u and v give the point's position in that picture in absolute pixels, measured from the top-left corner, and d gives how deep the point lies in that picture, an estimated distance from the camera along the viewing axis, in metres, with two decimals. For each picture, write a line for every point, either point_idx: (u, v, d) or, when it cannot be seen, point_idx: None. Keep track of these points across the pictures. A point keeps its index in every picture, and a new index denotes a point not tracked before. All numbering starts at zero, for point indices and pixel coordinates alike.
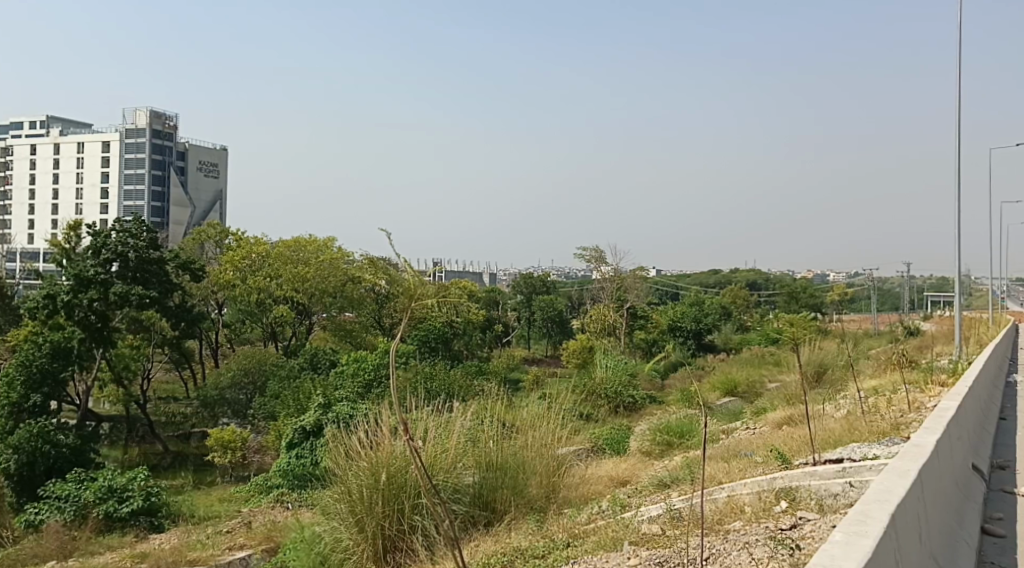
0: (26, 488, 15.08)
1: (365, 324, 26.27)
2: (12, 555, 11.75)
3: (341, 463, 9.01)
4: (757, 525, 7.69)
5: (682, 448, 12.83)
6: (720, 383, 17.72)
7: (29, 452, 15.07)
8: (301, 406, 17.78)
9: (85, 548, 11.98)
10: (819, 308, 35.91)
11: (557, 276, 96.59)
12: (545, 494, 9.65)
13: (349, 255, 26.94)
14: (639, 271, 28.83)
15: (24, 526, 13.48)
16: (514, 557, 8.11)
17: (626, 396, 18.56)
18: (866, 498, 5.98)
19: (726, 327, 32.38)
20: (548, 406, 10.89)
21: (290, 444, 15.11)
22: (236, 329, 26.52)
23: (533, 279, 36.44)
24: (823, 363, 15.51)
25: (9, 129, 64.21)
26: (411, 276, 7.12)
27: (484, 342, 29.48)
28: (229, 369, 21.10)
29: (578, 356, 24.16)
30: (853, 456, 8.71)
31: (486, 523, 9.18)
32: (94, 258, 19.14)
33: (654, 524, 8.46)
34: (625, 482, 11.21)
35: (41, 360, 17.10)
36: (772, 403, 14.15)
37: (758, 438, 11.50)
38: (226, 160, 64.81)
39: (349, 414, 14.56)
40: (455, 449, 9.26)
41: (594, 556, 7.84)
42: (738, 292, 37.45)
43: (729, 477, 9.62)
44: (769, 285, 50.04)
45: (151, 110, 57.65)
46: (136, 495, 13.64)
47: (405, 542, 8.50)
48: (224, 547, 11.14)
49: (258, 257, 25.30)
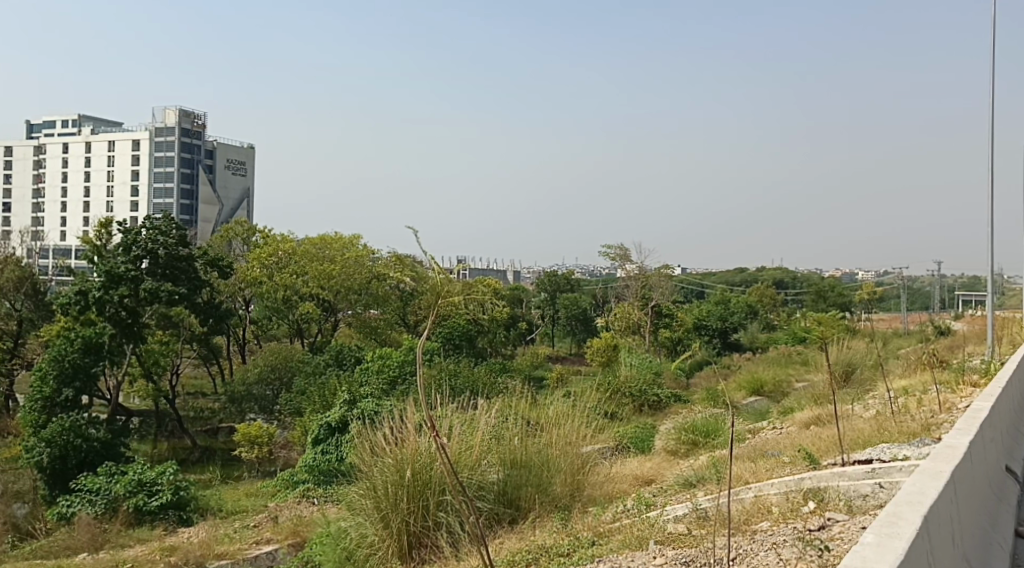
0: (58, 481, 15.27)
1: (390, 321, 26.40)
2: (44, 549, 11.89)
3: (367, 459, 9.07)
4: (785, 525, 7.66)
5: (707, 448, 12.79)
6: (747, 383, 17.64)
7: (62, 445, 15.26)
8: (328, 402, 17.91)
9: (117, 540, 12.11)
10: (848, 307, 35.62)
11: (582, 273, 96.49)
12: (570, 492, 9.64)
13: (374, 252, 26.90)
14: (666, 270, 28.64)
15: (57, 518, 13.70)
16: (539, 555, 8.12)
17: (650, 395, 18.50)
18: (897, 499, 5.95)
19: (754, 326, 32.21)
20: (573, 404, 10.90)
21: (316, 440, 15.20)
22: (263, 326, 26.71)
23: (557, 278, 36.31)
24: (851, 362, 15.46)
25: (42, 128, 64.90)
26: (438, 273, 7.19)
27: (508, 340, 29.52)
28: (256, 365, 21.23)
29: (602, 353, 24.08)
30: (883, 456, 8.67)
31: (511, 520, 9.21)
32: (126, 254, 19.32)
33: (680, 524, 8.45)
34: (651, 481, 11.19)
35: (73, 355, 17.31)
36: (799, 402, 14.08)
37: (785, 438, 11.45)
38: (253, 158, 65.19)
39: (375, 412, 14.62)
40: (479, 446, 9.29)
41: (619, 555, 7.83)
42: (765, 291, 37.26)
43: (756, 477, 9.60)
44: (796, 283, 49.66)
45: (181, 109, 58.12)
46: (165, 489, 13.76)
47: (430, 538, 8.54)
48: (251, 541, 11.23)
49: (285, 254, 25.64)
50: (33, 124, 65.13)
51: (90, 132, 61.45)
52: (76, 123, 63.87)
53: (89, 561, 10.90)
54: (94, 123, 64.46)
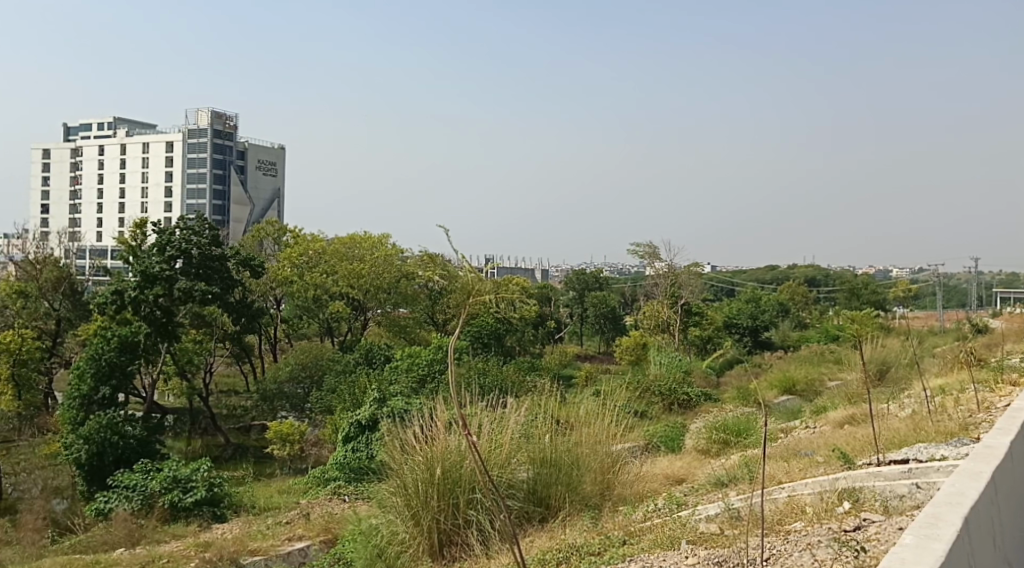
0: (96, 478, 15.43)
1: (419, 320, 26.48)
2: (82, 544, 12.06)
3: (397, 457, 9.13)
4: (820, 525, 7.61)
5: (739, 447, 12.73)
6: (779, 381, 17.53)
7: (99, 442, 15.44)
8: (357, 400, 18.02)
9: (153, 536, 12.23)
10: (882, 304, 35.29)
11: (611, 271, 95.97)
12: (599, 491, 9.65)
13: (402, 251, 26.93)
14: (695, 267, 27.99)
15: (95, 513, 13.96)
16: (569, 553, 8.13)
17: (680, 393, 18.42)
18: (935, 500, 5.92)
19: (785, 323, 32.01)
20: (602, 402, 10.86)
21: (346, 438, 15.30)
22: (294, 324, 26.93)
23: (585, 276, 36.07)
24: (885, 360, 15.29)
25: (78, 130, 65.57)
26: (470, 272, 7.33)
27: (537, 338, 29.55)
28: (287, 363, 21.40)
29: (631, 353, 23.98)
30: (920, 456, 8.58)
31: (542, 519, 9.25)
32: (160, 254, 19.49)
33: (713, 523, 8.43)
34: (682, 481, 11.13)
35: (109, 353, 17.53)
36: (833, 402, 13.93)
37: (819, 438, 11.32)
38: (283, 158, 65.65)
39: (404, 409, 14.74)
40: (509, 445, 9.30)
41: (650, 555, 7.81)
42: (796, 288, 37.02)
43: (789, 477, 9.53)
44: (828, 281, 49.14)
45: (213, 110, 58.70)
46: (199, 485, 13.87)
47: (460, 536, 8.56)
48: (283, 538, 11.31)
49: (315, 254, 25.88)
50: (69, 127, 65.83)
51: (125, 134, 62.06)
52: (110, 125, 64.40)
53: (127, 556, 11.01)
54: (128, 125, 65.03)
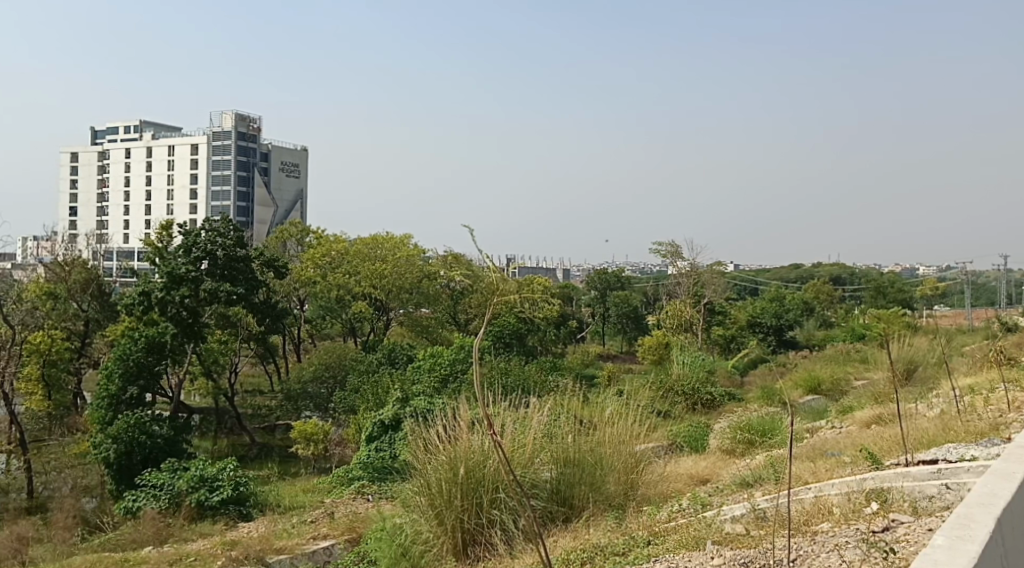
0: (124, 477, 15.55)
1: (441, 320, 26.52)
2: (111, 542, 12.18)
3: (420, 456, 9.15)
4: (848, 526, 7.57)
5: (764, 447, 12.67)
6: (804, 380, 17.43)
7: (127, 441, 15.55)
8: (381, 400, 18.07)
9: (180, 534, 12.33)
10: (908, 303, 35.01)
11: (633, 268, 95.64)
12: (624, 491, 9.63)
13: (424, 251, 26.93)
14: (718, 266, 27.97)
15: (123, 512, 14.11)
16: (594, 553, 8.12)
17: (704, 393, 18.35)
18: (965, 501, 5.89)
19: (811, 322, 31.82)
20: (626, 402, 10.83)
21: (369, 437, 15.36)
22: (318, 325, 27.08)
23: (607, 275, 35.91)
24: (913, 359, 15.15)
25: (105, 134, 65.97)
26: (495, 273, 7.36)
27: (559, 338, 29.52)
28: (311, 363, 21.50)
29: (654, 352, 23.89)
30: (950, 456, 8.52)
31: (565, 519, 9.24)
32: (186, 256, 19.65)
33: (738, 524, 8.40)
34: (707, 481, 11.09)
35: (137, 353, 17.67)
36: (859, 402, 13.82)
37: (845, 438, 11.25)
38: (306, 160, 65.98)
39: (428, 409, 14.78)
40: (532, 445, 9.31)
41: (676, 555, 7.79)
42: (821, 287, 36.79)
43: (816, 477, 9.49)
44: (854, 279, 48.74)
45: (236, 113, 59.09)
46: (226, 484, 13.97)
47: (484, 535, 8.57)
48: (308, 536, 11.37)
49: (338, 254, 26.11)
50: (96, 130, 66.23)
51: (151, 137, 62.49)
52: (136, 128, 64.73)
53: (156, 554, 11.09)
54: (154, 128, 65.42)
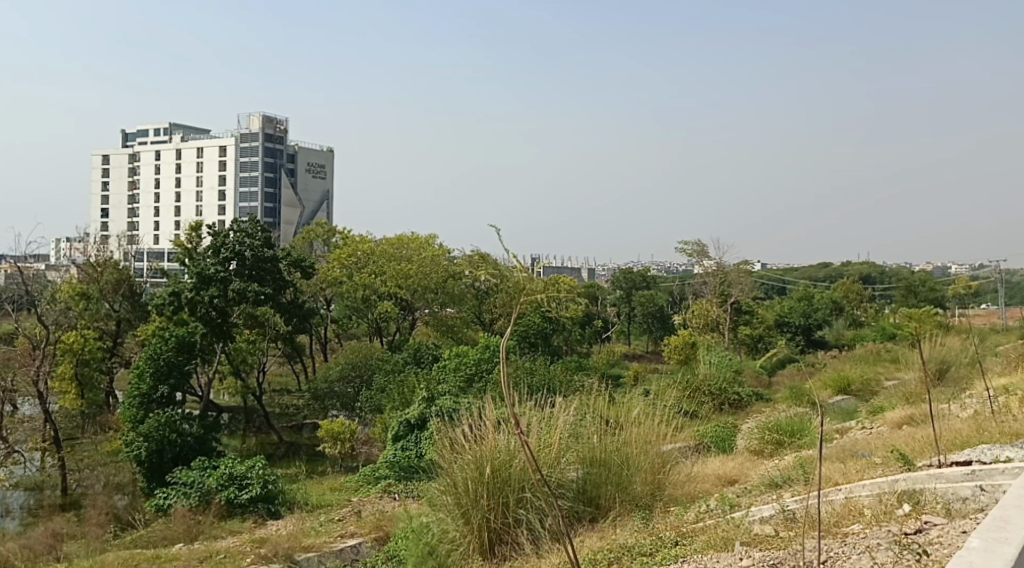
0: (155, 474, 15.67)
1: (467, 319, 26.56)
2: (144, 539, 12.29)
3: (446, 455, 9.17)
4: (879, 528, 7.52)
5: (793, 448, 12.61)
6: (833, 380, 17.28)
7: (158, 440, 15.68)
8: (407, 399, 18.11)
9: (210, 531, 12.43)
10: (940, 302, 34.62)
11: (659, 267, 95.19)
12: (650, 491, 9.59)
13: (449, 251, 26.98)
14: (745, 265, 27.89)
15: (155, 509, 14.25)
16: (621, 554, 8.09)
17: (731, 393, 18.26)
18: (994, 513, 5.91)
19: (840, 321, 31.55)
20: (652, 402, 10.78)
21: (395, 437, 15.42)
22: (344, 324, 27.20)
23: (633, 275, 35.88)
24: (945, 359, 14.99)
25: (136, 136, 66.52)
26: (522, 273, 7.39)
27: (585, 338, 29.46)
28: (338, 363, 21.59)
29: (680, 352, 23.75)
30: (984, 457, 8.44)
31: (591, 519, 9.22)
32: (214, 257, 19.81)
33: (767, 525, 8.36)
34: (735, 481, 11.03)
35: (167, 353, 17.79)
36: (890, 402, 13.71)
37: (876, 439, 11.16)
38: (332, 160, 66.26)
39: (453, 409, 14.81)
40: (559, 444, 9.29)
41: (704, 556, 7.77)
42: (850, 286, 36.48)
43: (846, 479, 9.39)
44: (884, 278, 48.22)
45: (264, 115, 59.44)
46: (255, 482, 14.06)
47: (510, 535, 8.58)
48: (336, 535, 11.40)
49: (364, 255, 26.20)
50: (127, 133, 66.77)
51: (179, 139, 62.99)
52: (166, 131, 65.29)
53: (186, 551, 11.19)
54: (183, 130, 65.92)
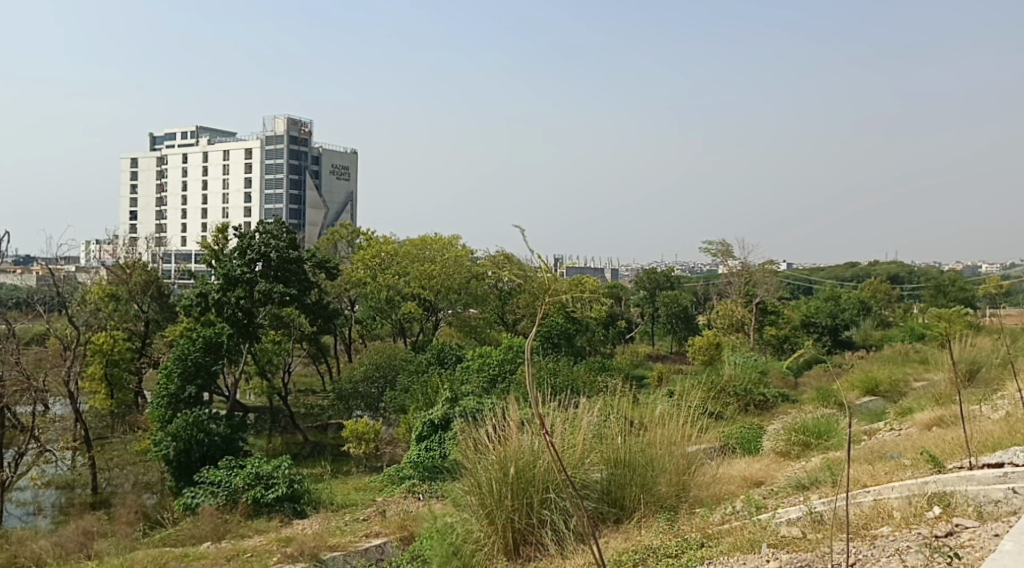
0: (183, 473, 15.78)
1: (490, 320, 26.60)
2: (173, 538, 12.34)
3: (470, 456, 9.17)
4: (909, 530, 7.45)
5: (820, 449, 12.54)
6: (860, 381, 17.16)
7: (186, 439, 15.79)
8: (431, 399, 18.14)
9: (237, 530, 12.50)
10: (970, 302, 34.28)
11: (682, 266, 94.96)
12: (675, 492, 9.55)
13: (473, 252, 27.02)
14: (770, 265, 27.82)
15: (183, 508, 14.35)
16: (647, 555, 8.05)
17: (756, 394, 18.16)
18: (1004, 546, 6.01)
19: (868, 321, 31.32)
20: (676, 404, 10.72)
21: (419, 437, 15.47)
22: (368, 325, 27.26)
23: (656, 275, 35.67)
24: (975, 359, 14.85)
25: (162, 139, 67.05)
26: (547, 275, 7.39)
27: (608, 338, 29.40)
28: (362, 363, 21.65)
29: (704, 352, 23.63)
30: (1016, 459, 8.37)
31: (616, 520, 9.20)
32: (240, 258, 19.94)
33: (794, 527, 8.29)
34: (761, 482, 10.97)
35: (195, 353, 17.91)
36: (919, 403, 13.61)
37: (906, 440, 11.05)
38: (356, 162, 66.54)
39: (477, 409, 14.85)
40: (583, 445, 9.26)
41: (730, 558, 7.73)
42: (878, 286, 36.20)
43: (875, 481, 9.32)
44: (913, 278, 47.81)
45: (289, 117, 59.80)
46: (281, 481, 14.12)
47: (535, 535, 8.57)
48: (361, 534, 11.44)
49: (388, 255, 26.23)
50: (155, 136, 67.25)
51: (205, 141, 63.42)
52: (193, 133, 65.71)
53: (215, 549, 11.25)
54: (210, 133, 66.28)
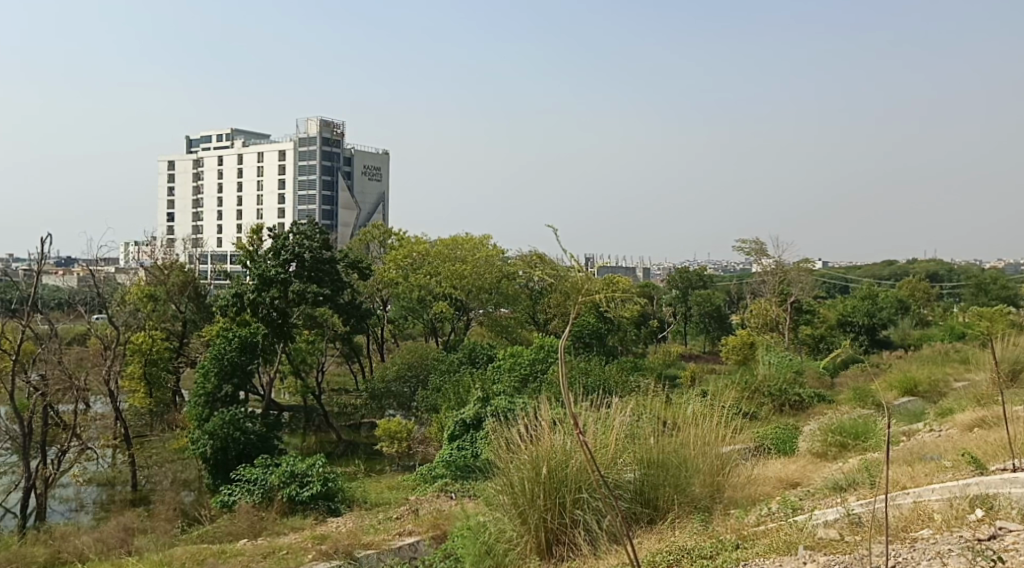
0: (220, 471, 15.95)
1: (521, 319, 26.58)
2: (209, 534, 12.44)
3: (503, 455, 9.14)
4: (950, 533, 7.35)
5: (857, 450, 12.38)
6: (899, 382, 16.96)
7: (222, 437, 15.93)
8: (462, 399, 18.15)
9: (273, 528, 12.59)
10: (1012, 300, 33.74)
11: (715, 266, 94.35)
12: (709, 493, 9.46)
13: (504, 251, 27.02)
14: (805, 264, 27.56)
15: (220, 505, 14.49)
16: (681, 556, 7.97)
17: (792, 395, 18.00)
18: None
19: (906, 320, 30.93)
20: (710, 404, 10.61)
21: (451, 436, 15.50)
22: (400, 325, 27.35)
23: (689, 274, 35.37)
24: (1018, 360, 14.61)
25: (198, 141, 67.70)
26: (581, 276, 7.37)
27: (640, 338, 29.28)
28: (394, 363, 21.71)
29: (738, 352, 23.48)
30: None
31: (650, 520, 9.14)
32: (275, 258, 20.08)
33: (831, 529, 8.19)
34: (797, 484, 10.85)
35: (231, 353, 18.01)
36: (959, 404, 13.43)
37: (946, 442, 10.88)
38: (388, 162, 66.79)
39: (509, 409, 14.87)
40: (615, 446, 9.23)
41: (766, 560, 7.67)
42: (916, 284, 35.72)
43: (914, 482, 9.20)
44: (952, 276, 47.13)
45: (321, 119, 60.18)
46: (315, 479, 14.19)
47: (567, 536, 8.53)
48: (395, 532, 11.49)
49: (420, 255, 26.28)
50: (190, 139, 67.96)
51: (239, 143, 63.96)
52: (228, 135, 66.28)
53: (250, 546, 11.33)
54: (244, 135, 66.78)
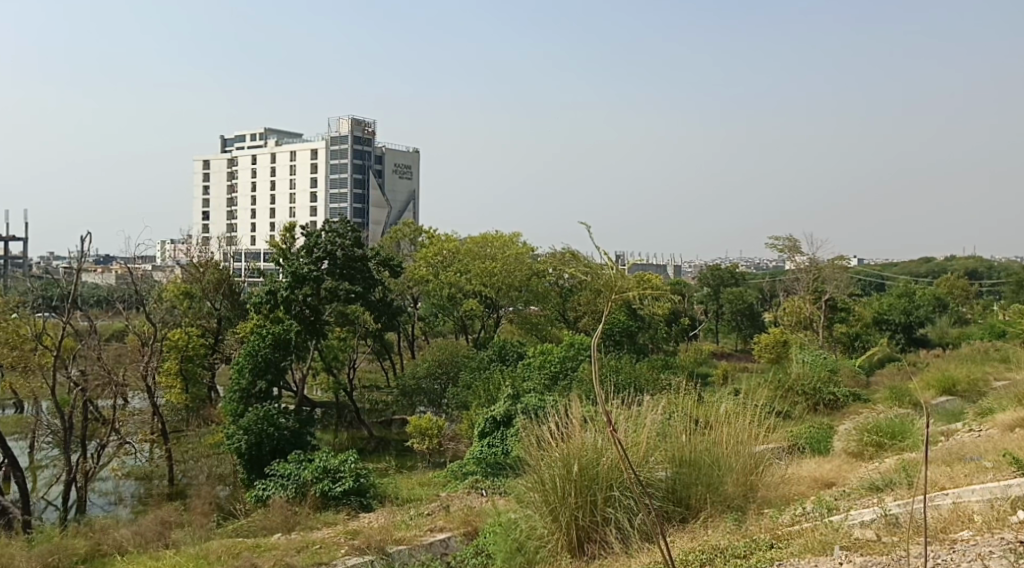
0: (254, 467, 16.05)
1: (551, 317, 26.46)
2: (244, 528, 12.56)
3: (533, 453, 9.09)
4: (990, 535, 7.24)
5: (894, 450, 12.23)
6: (937, 380, 16.74)
7: (257, 433, 16.04)
8: (492, 396, 18.12)
9: (307, 522, 12.66)
10: None
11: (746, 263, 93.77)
12: (743, 492, 9.37)
13: (534, 249, 26.96)
14: (840, 261, 27.27)
15: (254, 500, 14.59)
16: (714, 555, 7.90)
17: (826, 393, 17.83)
18: None
19: (943, 319, 30.52)
20: (743, 403, 10.49)
21: (481, 434, 15.49)
22: (431, 322, 27.44)
23: (721, 272, 35.31)
24: None
25: (232, 141, 68.27)
26: (614, 273, 7.31)
27: (671, 336, 29.11)
28: (425, 360, 21.74)
29: (771, 350, 23.28)
30: None
31: (682, 519, 9.07)
32: (307, 256, 20.21)
33: (868, 529, 8.08)
34: (832, 484, 10.71)
35: (265, 350, 18.13)
36: (999, 404, 13.21)
37: (986, 442, 10.69)
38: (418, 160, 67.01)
39: (539, 406, 14.83)
40: (646, 443, 9.19)
41: (802, 559, 7.58)
42: (954, 282, 35.24)
43: (953, 483, 9.06)
44: (992, 274, 46.46)
45: (353, 117, 60.42)
46: (348, 475, 14.24)
47: (599, 533, 8.48)
48: (426, 529, 11.48)
49: (450, 253, 26.30)
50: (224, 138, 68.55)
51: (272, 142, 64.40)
52: (261, 135, 66.80)
53: (285, 540, 11.37)
54: (277, 134, 67.22)
